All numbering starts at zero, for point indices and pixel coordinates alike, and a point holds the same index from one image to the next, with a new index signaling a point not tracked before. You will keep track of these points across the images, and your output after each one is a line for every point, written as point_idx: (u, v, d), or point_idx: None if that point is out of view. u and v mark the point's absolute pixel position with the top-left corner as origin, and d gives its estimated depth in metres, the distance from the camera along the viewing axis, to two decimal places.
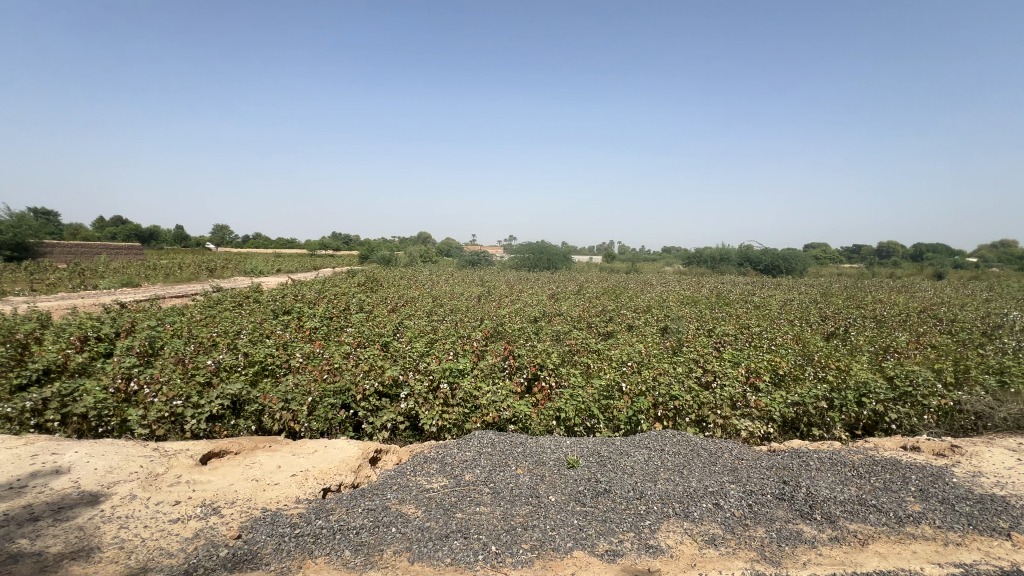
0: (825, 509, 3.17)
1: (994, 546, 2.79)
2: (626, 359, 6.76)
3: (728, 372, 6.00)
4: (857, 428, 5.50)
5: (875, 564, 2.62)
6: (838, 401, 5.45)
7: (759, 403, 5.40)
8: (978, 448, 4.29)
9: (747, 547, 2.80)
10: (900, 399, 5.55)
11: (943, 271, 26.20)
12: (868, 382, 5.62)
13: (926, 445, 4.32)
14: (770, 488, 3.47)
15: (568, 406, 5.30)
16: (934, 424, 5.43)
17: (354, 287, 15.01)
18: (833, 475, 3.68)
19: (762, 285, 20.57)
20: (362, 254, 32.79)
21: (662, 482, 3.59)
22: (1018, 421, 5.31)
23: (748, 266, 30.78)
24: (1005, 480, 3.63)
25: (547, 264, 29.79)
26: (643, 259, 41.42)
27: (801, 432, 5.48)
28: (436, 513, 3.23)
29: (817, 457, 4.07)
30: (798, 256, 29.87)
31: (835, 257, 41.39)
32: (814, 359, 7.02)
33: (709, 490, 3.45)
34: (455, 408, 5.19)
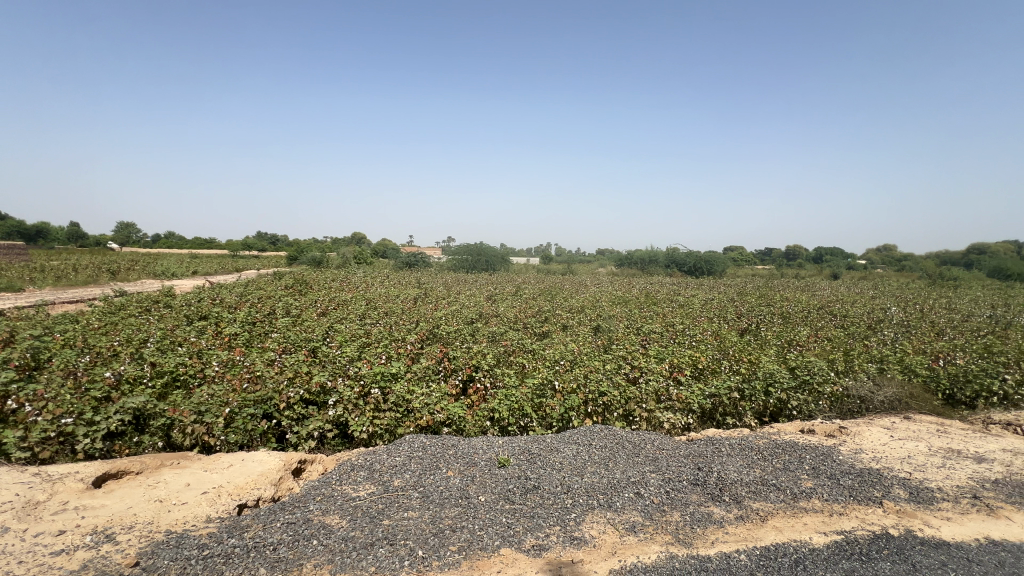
0: (732, 491, 3.45)
1: (869, 514, 3.16)
2: (559, 358, 6.93)
3: (653, 368, 6.34)
4: (765, 416, 6.01)
5: (772, 537, 2.88)
6: (748, 391, 5.95)
7: (680, 396, 5.75)
8: (861, 428, 4.85)
9: (663, 532, 2.98)
10: (801, 387, 6.16)
11: (839, 272, 29.38)
12: (773, 372, 6.18)
13: (819, 428, 4.81)
14: (686, 475, 3.71)
15: (501, 405, 5.35)
16: (827, 409, 6.08)
17: (281, 290, 14.17)
18: (742, 460, 4.01)
19: (686, 286, 21.99)
20: (290, 255, 31.04)
21: (588, 475, 3.73)
22: (893, 403, 6.06)
23: (675, 267, 32.88)
24: (880, 456, 4.13)
25: (485, 265, 29.87)
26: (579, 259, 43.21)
27: (717, 421, 5.89)
28: (362, 521, 3.13)
29: (728, 443, 4.42)
30: (719, 258, 32.35)
31: (750, 259, 45.02)
32: (729, 353, 7.60)
33: (630, 480, 3.62)
34: (387, 413, 5.08)
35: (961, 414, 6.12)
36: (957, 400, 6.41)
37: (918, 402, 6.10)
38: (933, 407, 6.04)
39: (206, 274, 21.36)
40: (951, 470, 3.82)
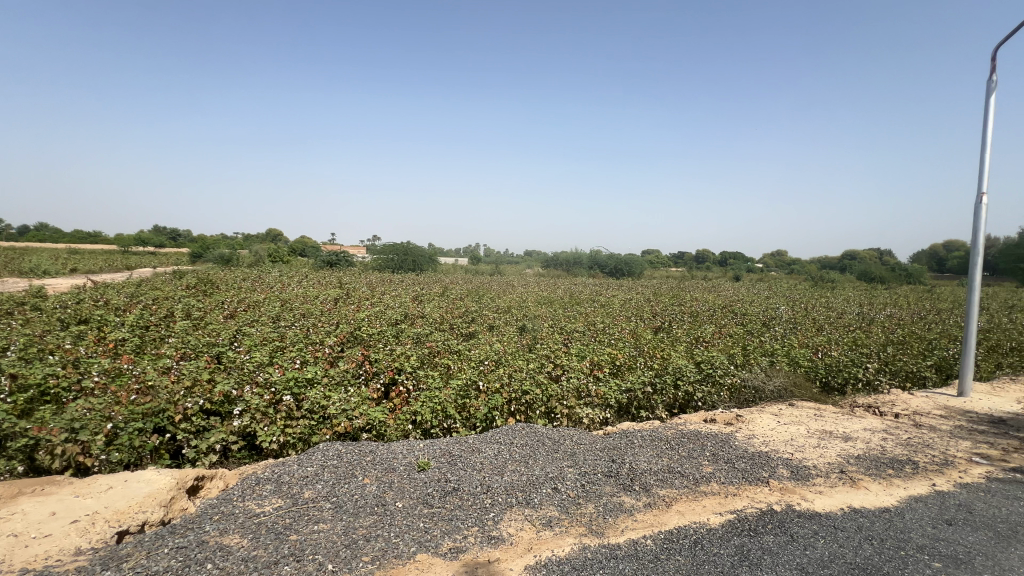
0: (643, 480, 3.65)
1: (758, 493, 3.50)
2: (484, 358, 6.93)
3: (575, 366, 6.57)
4: (675, 408, 6.44)
5: (676, 521, 3.08)
6: (660, 385, 6.35)
7: (599, 392, 5.99)
8: (755, 415, 5.36)
9: (577, 524, 3.08)
10: (705, 380, 6.70)
11: (740, 274, 32.47)
12: (682, 367, 6.66)
13: (719, 417, 5.24)
14: (601, 467, 3.88)
15: (424, 408, 5.25)
16: (727, 399, 6.65)
17: (181, 290, 12.83)
18: (652, 450, 4.27)
19: (607, 286, 23.04)
20: (193, 252, 28.19)
21: (509, 473, 3.77)
22: (781, 391, 6.76)
23: (597, 268, 34.36)
24: (769, 440, 4.59)
25: (410, 265, 29.14)
26: (506, 260, 43.77)
27: (633, 414, 6.22)
28: (265, 539, 2.91)
29: (641, 435, 4.68)
30: (637, 260, 34.36)
31: (666, 262, 48.17)
32: (644, 350, 8.07)
33: (549, 476, 3.71)
34: (300, 421, 4.77)
35: (834, 399, 6.99)
36: (831, 387, 7.31)
37: (801, 390, 6.88)
38: (813, 394, 6.84)
39: (88, 272, 18.79)
40: (823, 449, 4.34)
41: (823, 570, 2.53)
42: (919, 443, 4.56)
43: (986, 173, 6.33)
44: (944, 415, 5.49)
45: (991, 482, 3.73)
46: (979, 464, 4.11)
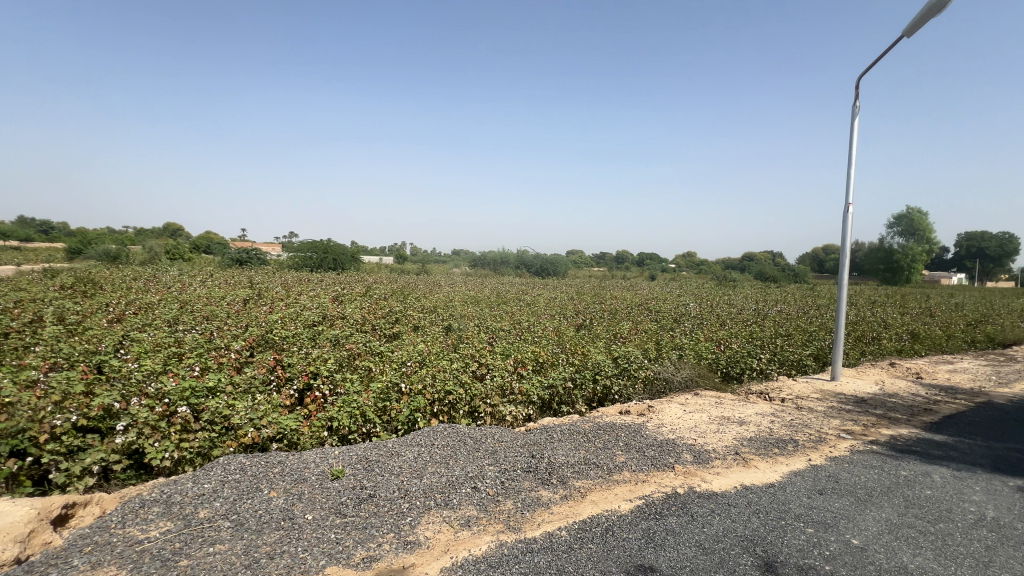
0: (559, 473, 3.76)
1: (665, 477, 3.75)
2: (406, 359, 6.77)
3: (499, 365, 6.63)
4: (594, 401, 6.72)
5: (589, 511, 3.21)
6: (580, 380, 6.60)
7: (522, 389, 6.10)
8: (664, 405, 5.75)
9: (495, 521, 3.10)
10: (621, 374, 7.06)
11: (655, 274, 34.67)
12: (600, 363, 6.97)
13: (633, 408, 5.55)
14: (520, 464, 3.94)
15: (340, 413, 5.00)
16: (641, 391, 7.07)
17: (53, 291, 11.17)
18: (570, 443, 4.42)
19: (533, 286, 23.52)
20: (70, 248, 24.71)
21: (428, 476, 3.70)
22: (688, 382, 7.32)
23: (524, 268, 34.96)
24: (676, 427, 4.93)
25: (331, 264, 27.78)
26: (433, 259, 43.05)
27: (554, 409, 6.40)
28: (150, 568, 2.60)
29: (560, 429, 4.83)
30: (561, 261, 35.45)
31: (589, 262, 50.18)
32: (566, 347, 8.34)
33: (469, 475, 3.70)
34: (198, 434, 4.34)
35: (733, 387, 7.68)
36: (730, 376, 8.05)
37: (705, 380, 7.49)
38: (715, 383, 7.47)
39: None
40: (722, 434, 4.74)
41: (718, 544, 2.76)
42: (799, 424, 5.14)
43: (851, 186, 7.25)
44: (820, 397, 6.25)
45: (854, 453, 4.30)
46: (846, 438, 4.72)
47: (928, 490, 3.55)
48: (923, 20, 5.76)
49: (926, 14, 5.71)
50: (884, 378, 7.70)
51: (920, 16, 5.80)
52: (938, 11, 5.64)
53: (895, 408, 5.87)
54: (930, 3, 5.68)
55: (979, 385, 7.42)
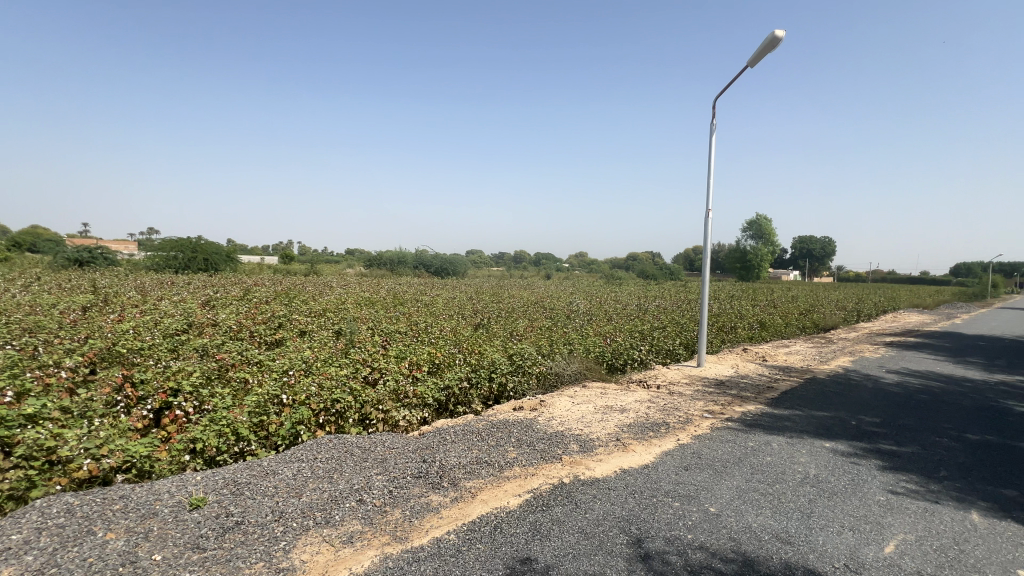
0: (451, 475, 3.72)
1: (553, 469, 3.89)
2: (288, 367, 6.21)
3: (392, 368, 6.37)
4: (490, 399, 6.78)
5: (479, 510, 3.21)
6: (475, 378, 6.61)
7: (416, 392, 5.93)
8: (556, 399, 5.99)
9: (381, 533, 2.96)
10: (516, 370, 7.22)
11: (551, 273, 36.14)
12: (495, 361, 7.05)
13: (526, 404, 5.71)
14: (410, 470, 3.82)
15: (206, 432, 4.42)
16: (535, 386, 7.31)
17: None
18: (462, 444, 4.39)
19: (432, 286, 23.16)
20: None
21: (307, 493, 3.42)
22: (577, 375, 7.72)
23: (422, 268, 34.30)
24: (565, 420, 5.16)
25: (201, 265, 24.69)
26: (324, 260, 40.33)
27: (450, 410, 6.33)
28: None
29: (454, 430, 4.78)
30: (460, 261, 35.46)
31: (488, 261, 50.87)
32: (463, 346, 8.31)
33: (353, 488, 3.49)
34: (10, 472, 3.52)
35: (617, 377, 8.29)
36: (615, 367, 8.66)
37: (592, 372, 7.96)
38: (601, 374, 8.00)
39: None
40: (606, 422, 5.07)
41: (598, 528, 2.93)
42: (671, 407, 5.69)
43: (709, 194, 8.19)
44: (689, 383, 6.99)
45: (714, 430, 4.86)
46: (708, 418, 5.33)
47: (770, 457, 4.13)
48: (762, 53, 6.71)
49: (763, 49, 6.67)
50: (738, 361, 8.87)
51: (759, 50, 6.75)
52: (773, 48, 6.62)
53: (746, 388, 6.78)
54: (766, 40, 6.64)
55: (807, 364, 8.90)
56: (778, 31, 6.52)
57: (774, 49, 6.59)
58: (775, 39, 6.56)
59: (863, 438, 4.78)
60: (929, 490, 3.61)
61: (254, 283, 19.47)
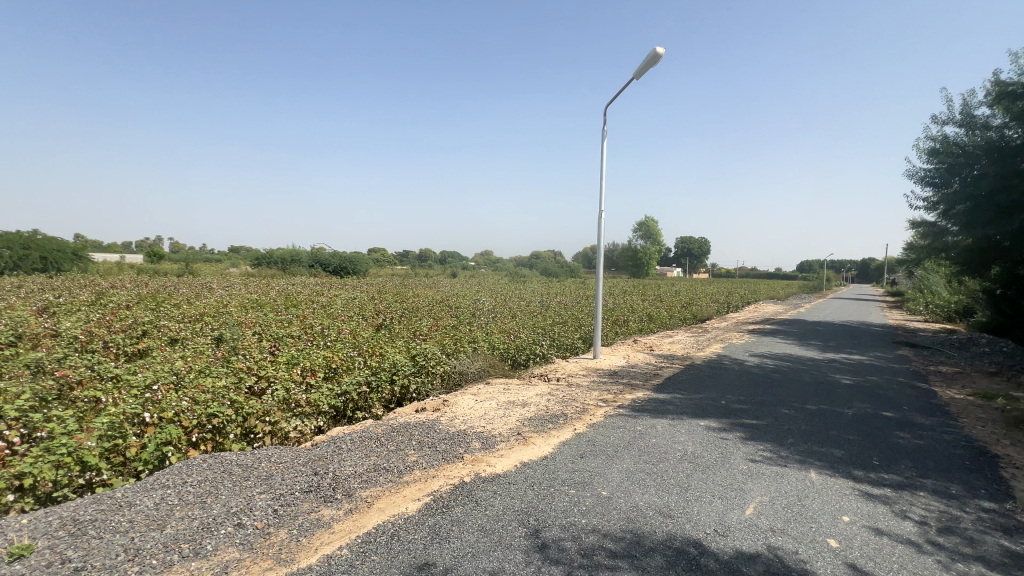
0: (345, 486, 3.52)
1: (454, 469, 3.85)
2: (152, 380, 5.39)
3: (281, 375, 5.84)
4: (392, 403, 6.53)
5: (375, 520, 3.06)
6: (376, 382, 6.32)
7: (310, 399, 5.49)
8: (459, 398, 5.95)
9: (263, 558, 2.69)
10: (419, 371, 7.05)
11: (457, 272, 35.80)
12: (397, 362, 6.80)
13: (428, 405, 5.60)
14: (299, 485, 3.53)
15: (39, 464, 3.65)
16: (438, 386, 7.22)
17: None
18: (359, 452, 4.17)
19: (331, 286, 21.78)
20: None
21: (173, 524, 2.99)
22: (481, 373, 7.76)
23: (318, 267, 32.07)
24: (468, 418, 5.13)
25: (38, 264, 20.68)
26: (201, 259, 35.96)
27: (348, 417, 5.97)
28: None
29: (349, 438, 4.53)
30: (362, 260, 33.78)
31: (391, 260, 49.10)
32: (363, 348, 7.91)
33: (231, 512, 3.12)
34: None
35: (520, 373, 8.48)
36: (518, 363, 8.85)
37: (495, 370, 8.06)
38: (504, 371, 8.13)
39: None
40: (508, 418, 5.14)
41: (498, 523, 2.96)
42: (569, 399, 5.95)
43: (602, 196, 8.69)
44: (586, 374, 7.38)
45: (607, 418, 5.18)
46: (602, 407, 5.66)
47: (655, 439, 4.49)
48: (645, 67, 7.26)
49: (646, 64, 7.22)
50: (630, 352, 9.57)
51: (643, 64, 7.30)
52: (654, 63, 7.20)
53: (635, 376, 7.33)
54: (649, 56, 7.20)
55: (687, 352, 9.88)
56: (659, 48, 7.11)
57: (655, 65, 7.18)
58: (656, 56, 7.15)
59: (730, 414, 5.42)
60: (780, 456, 4.19)
61: (109, 285, 16.71)
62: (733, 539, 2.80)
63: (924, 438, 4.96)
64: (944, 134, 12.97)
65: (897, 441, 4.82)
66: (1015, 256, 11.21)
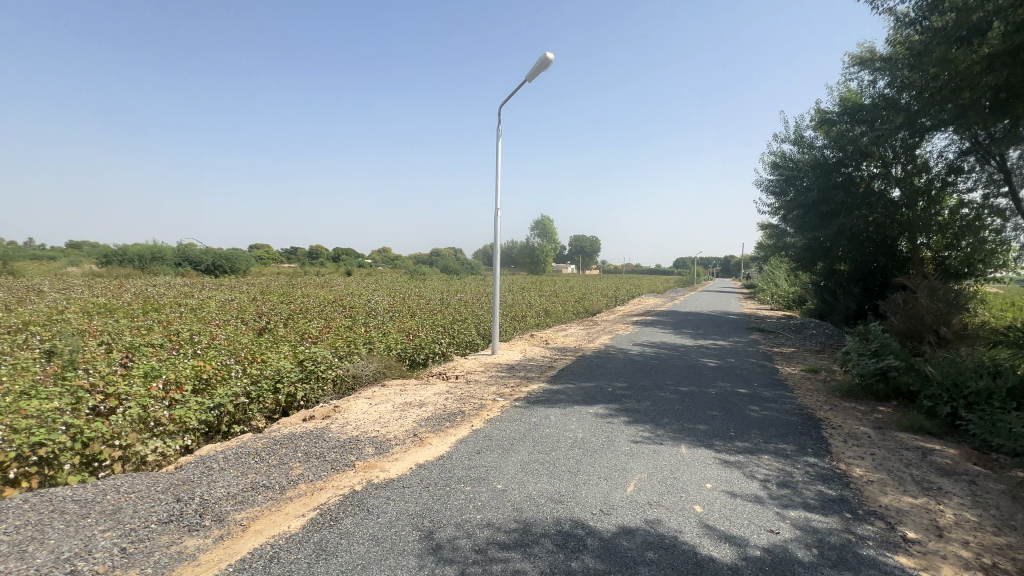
0: (216, 511, 3.15)
1: (343, 478, 3.64)
2: None
3: (136, 391, 5.01)
4: (276, 413, 5.97)
5: (251, 544, 2.78)
6: (257, 392, 5.74)
7: (174, 416, 4.80)
8: (351, 403, 5.65)
9: None
10: (307, 377, 6.56)
11: (352, 270, 34.04)
12: (281, 369, 6.25)
13: (316, 413, 5.23)
14: (157, 516, 3.07)
15: None
16: (330, 391, 6.79)
17: None
18: (234, 470, 3.76)
19: (202, 287, 19.38)
20: None
21: None
22: (376, 375, 7.47)
23: (187, 266, 28.34)
24: (360, 424, 4.88)
25: None
26: (26, 257, 29.69)
27: (223, 433, 5.33)
28: None
29: (222, 456, 4.06)
30: (241, 258, 30.57)
31: (278, 258, 45.05)
32: (241, 355, 7.13)
33: (62, 558, 2.60)
34: None
35: (418, 373, 8.31)
36: (416, 362, 8.67)
37: (392, 371, 7.82)
38: (401, 372, 7.92)
39: None
40: (404, 420, 5.00)
41: (390, 530, 2.86)
42: (467, 396, 5.96)
43: (498, 195, 8.85)
44: (484, 370, 7.47)
45: (503, 412, 5.29)
46: (500, 401, 5.77)
47: (549, 429, 4.68)
48: (536, 71, 7.51)
49: (538, 68, 7.48)
50: (526, 346, 9.89)
51: (534, 68, 7.55)
52: (544, 68, 7.48)
53: (531, 369, 7.60)
54: (539, 61, 7.47)
55: (579, 344, 10.48)
56: (549, 54, 7.42)
57: (545, 70, 7.46)
58: (547, 61, 7.43)
59: (616, 400, 5.86)
60: (657, 435, 4.63)
61: None
62: (616, 516, 3.03)
63: (769, 409, 5.82)
64: (782, 150, 15.35)
65: (749, 413, 5.59)
66: (833, 254, 13.62)
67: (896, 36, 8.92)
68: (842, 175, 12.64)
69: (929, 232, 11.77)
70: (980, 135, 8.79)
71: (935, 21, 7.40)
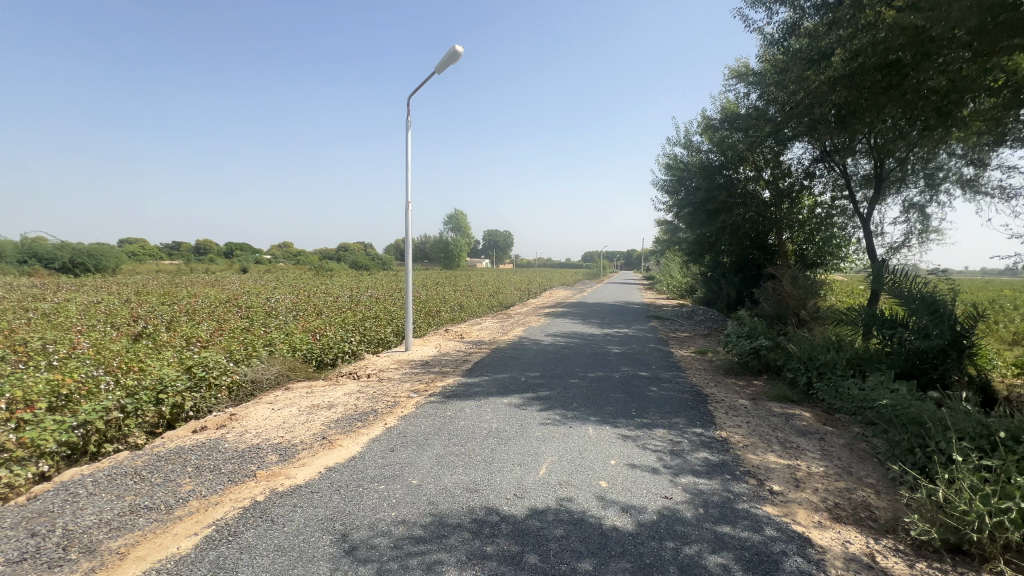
0: (84, 542, 2.76)
1: (242, 490, 3.37)
2: None
3: None
4: (159, 427, 5.33)
5: (133, 572, 2.49)
6: (134, 405, 5.07)
7: (24, 439, 4.07)
8: (250, 410, 5.23)
9: None
10: (197, 385, 5.94)
11: (248, 266, 31.26)
12: (164, 377, 5.59)
13: (209, 423, 4.78)
14: (6, 555, 2.62)
15: None
16: (225, 399, 6.22)
17: None
18: (106, 495, 3.31)
19: (59, 287, 16.63)
20: None
21: None
22: (278, 380, 6.98)
23: (35, 263, 24.06)
24: (261, 431, 4.54)
25: None
26: None
27: (92, 454, 4.64)
28: None
29: (90, 479, 3.54)
30: (108, 254, 26.66)
31: (155, 253, 39.57)
32: (111, 364, 6.24)
33: None
34: None
35: (326, 373, 7.91)
36: (324, 363, 8.24)
37: (296, 373, 7.38)
38: (307, 374, 7.51)
39: None
40: (311, 423, 4.74)
41: (298, 538, 2.72)
42: (380, 395, 5.80)
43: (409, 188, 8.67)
44: (398, 367, 7.33)
45: (418, 408, 5.24)
46: (414, 397, 5.68)
47: (464, 422, 4.72)
48: (445, 63, 7.44)
49: (446, 61, 7.41)
50: (441, 341, 9.86)
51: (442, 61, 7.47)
52: (453, 61, 7.44)
53: (446, 364, 7.60)
54: (448, 54, 7.40)
55: (493, 337, 10.66)
56: (457, 47, 7.38)
57: (454, 63, 7.42)
58: (455, 54, 7.39)
59: (529, 389, 6.07)
60: (567, 418, 4.88)
61: None
62: (528, 499, 3.17)
63: (664, 389, 6.39)
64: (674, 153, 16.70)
65: (648, 393, 6.10)
66: (717, 247, 15.16)
67: (766, 54, 10.07)
68: (723, 176, 13.96)
69: (792, 228, 13.56)
70: (829, 145, 10.29)
71: (794, 44, 8.50)
